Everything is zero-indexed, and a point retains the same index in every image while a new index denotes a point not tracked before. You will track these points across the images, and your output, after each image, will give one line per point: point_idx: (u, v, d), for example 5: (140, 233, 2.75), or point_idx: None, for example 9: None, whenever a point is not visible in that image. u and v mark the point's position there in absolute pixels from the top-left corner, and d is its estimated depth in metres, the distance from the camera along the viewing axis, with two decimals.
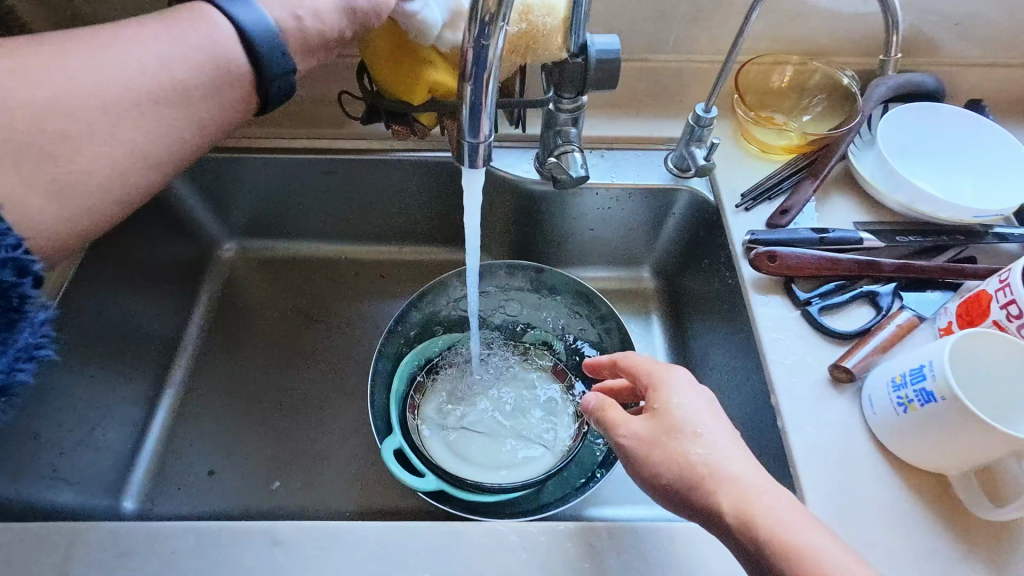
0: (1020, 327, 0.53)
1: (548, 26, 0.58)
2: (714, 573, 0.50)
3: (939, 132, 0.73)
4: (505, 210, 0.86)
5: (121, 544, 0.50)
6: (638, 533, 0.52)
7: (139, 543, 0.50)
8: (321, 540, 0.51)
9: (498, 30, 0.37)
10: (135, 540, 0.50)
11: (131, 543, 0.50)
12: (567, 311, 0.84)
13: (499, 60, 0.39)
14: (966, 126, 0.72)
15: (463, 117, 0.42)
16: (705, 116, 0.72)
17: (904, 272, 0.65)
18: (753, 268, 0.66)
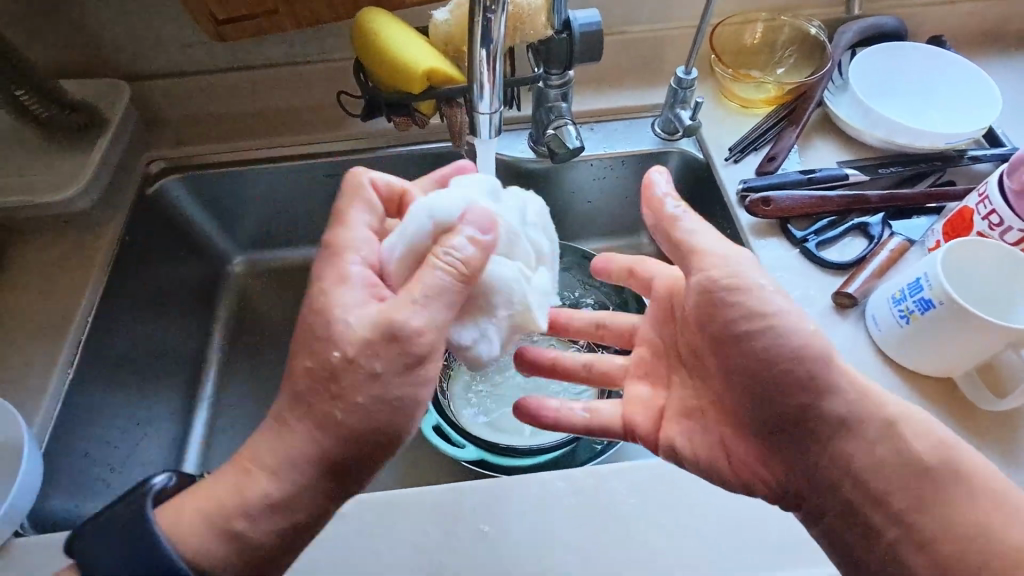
0: (1003, 233, 0.56)
1: (532, 7, 0.62)
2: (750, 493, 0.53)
3: (912, 78, 0.76)
4: (506, 192, 0.89)
5: None
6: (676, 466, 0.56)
7: None
8: (383, 511, 0.54)
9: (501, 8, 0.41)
10: None
11: None
12: (579, 281, 0.85)
13: (502, 36, 0.42)
14: (936, 71, 0.76)
15: (475, 92, 0.46)
16: (686, 78, 0.76)
17: (891, 201, 0.69)
18: (749, 214, 0.70)
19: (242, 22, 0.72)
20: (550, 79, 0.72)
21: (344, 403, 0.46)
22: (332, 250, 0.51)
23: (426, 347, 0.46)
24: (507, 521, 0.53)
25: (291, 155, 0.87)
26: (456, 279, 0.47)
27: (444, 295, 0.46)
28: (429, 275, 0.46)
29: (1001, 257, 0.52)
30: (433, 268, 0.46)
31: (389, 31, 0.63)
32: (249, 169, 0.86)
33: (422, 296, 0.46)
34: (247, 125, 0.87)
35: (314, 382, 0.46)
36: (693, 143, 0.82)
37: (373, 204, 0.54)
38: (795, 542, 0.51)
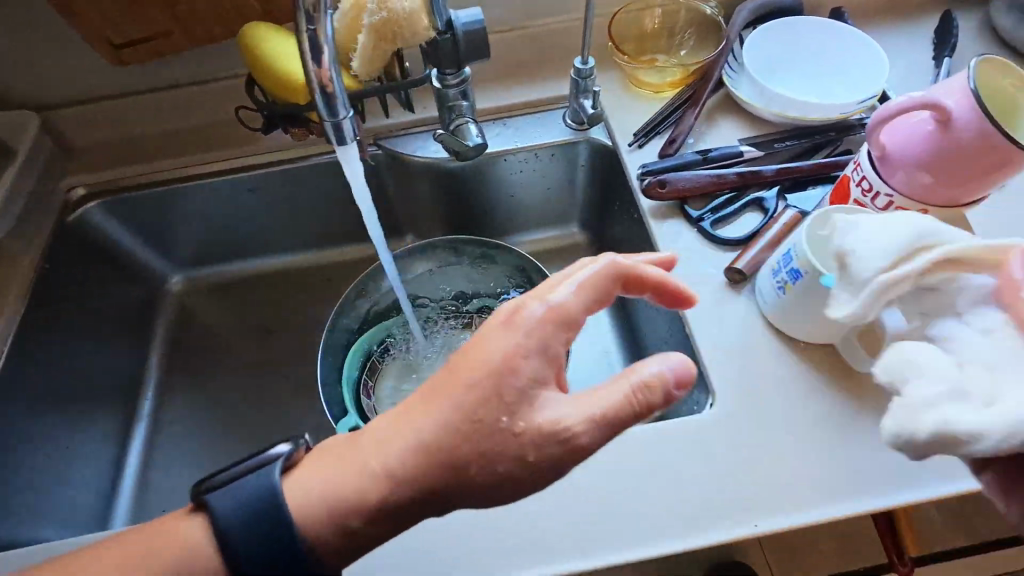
0: (875, 200, 0.57)
1: (407, 10, 0.62)
2: None
3: (808, 53, 0.78)
4: (433, 191, 0.92)
5: None
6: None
7: None
8: None
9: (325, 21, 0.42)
10: None
11: None
12: (503, 278, 0.85)
13: (331, 49, 0.43)
14: (833, 46, 0.77)
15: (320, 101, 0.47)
16: (584, 68, 0.77)
17: (784, 175, 0.70)
18: (648, 198, 0.71)
19: (138, 46, 0.73)
20: (445, 77, 0.73)
21: (485, 463, 0.43)
22: (507, 324, 0.45)
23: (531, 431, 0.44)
24: None
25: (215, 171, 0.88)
26: (610, 423, 0.44)
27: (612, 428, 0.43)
28: (620, 398, 0.43)
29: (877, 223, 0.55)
30: (627, 386, 0.44)
31: (273, 43, 0.64)
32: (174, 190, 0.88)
33: (600, 414, 0.43)
34: (166, 144, 0.88)
35: (492, 407, 0.43)
36: (603, 130, 0.84)
37: (612, 281, 0.48)
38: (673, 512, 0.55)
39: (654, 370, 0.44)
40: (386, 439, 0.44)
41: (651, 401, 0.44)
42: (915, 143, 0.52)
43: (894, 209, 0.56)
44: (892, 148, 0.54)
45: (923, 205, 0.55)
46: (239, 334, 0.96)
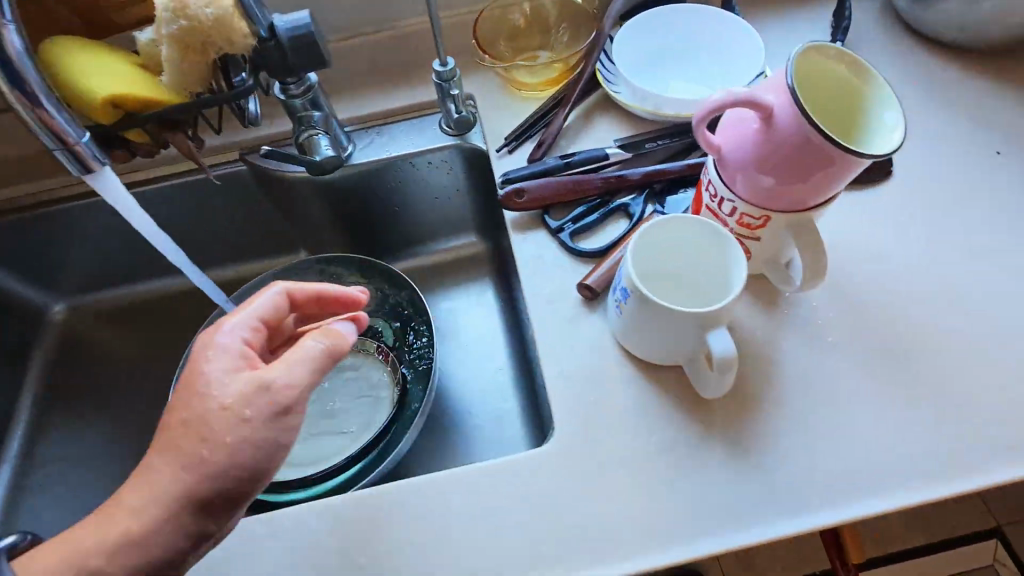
0: (726, 208, 0.52)
1: (211, 18, 0.56)
2: (454, 512, 0.51)
3: (692, 55, 0.74)
4: (316, 205, 0.86)
5: None
6: (388, 495, 0.52)
7: None
8: None
9: (11, 39, 0.45)
10: None
11: None
12: (381, 296, 0.80)
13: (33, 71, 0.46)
14: (717, 47, 0.74)
15: (59, 125, 0.49)
16: (444, 70, 0.71)
17: (652, 177, 0.65)
18: (506, 209, 0.66)
19: None
20: (287, 86, 0.68)
21: (212, 442, 0.43)
22: (193, 364, 0.46)
23: (275, 414, 0.45)
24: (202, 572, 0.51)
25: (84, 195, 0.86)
26: (302, 374, 0.47)
27: (303, 375, 0.46)
28: (303, 349, 0.48)
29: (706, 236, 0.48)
30: (306, 343, 0.48)
31: (76, 59, 0.59)
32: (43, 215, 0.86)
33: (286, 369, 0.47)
34: (30, 171, 0.86)
35: (218, 416, 0.44)
36: (480, 134, 0.78)
37: (280, 301, 0.52)
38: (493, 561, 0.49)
39: (324, 330, 0.50)
40: (136, 483, 0.43)
41: (329, 346, 0.49)
42: (747, 143, 0.46)
43: (739, 216, 0.51)
44: (727, 149, 0.48)
45: (767, 211, 0.49)
46: (122, 364, 0.93)
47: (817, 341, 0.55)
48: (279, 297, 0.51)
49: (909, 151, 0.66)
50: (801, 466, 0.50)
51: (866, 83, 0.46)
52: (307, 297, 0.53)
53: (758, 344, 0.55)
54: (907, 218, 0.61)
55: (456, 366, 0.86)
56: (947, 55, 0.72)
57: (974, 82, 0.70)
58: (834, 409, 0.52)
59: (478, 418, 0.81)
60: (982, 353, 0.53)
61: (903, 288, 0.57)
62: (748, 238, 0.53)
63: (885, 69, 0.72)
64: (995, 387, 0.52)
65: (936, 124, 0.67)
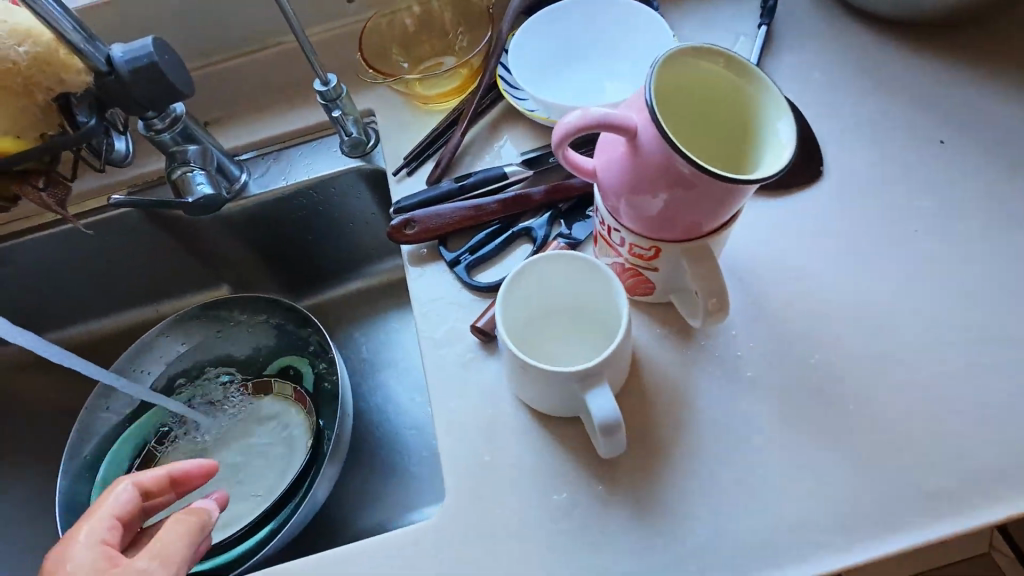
0: (616, 238, 0.45)
1: (23, 56, 0.51)
2: None
3: (622, 49, 0.66)
4: (222, 240, 0.80)
5: None
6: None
7: None
8: None
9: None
10: None
11: None
12: (289, 333, 0.73)
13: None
14: (653, 42, 0.65)
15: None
16: (327, 90, 0.64)
17: (555, 197, 0.58)
18: (396, 243, 0.59)
19: None
20: (150, 122, 0.61)
21: None
22: None
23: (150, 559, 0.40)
24: None
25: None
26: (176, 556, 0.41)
27: (175, 555, 0.41)
28: (162, 539, 0.41)
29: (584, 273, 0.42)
30: (165, 532, 0.42)
31: None
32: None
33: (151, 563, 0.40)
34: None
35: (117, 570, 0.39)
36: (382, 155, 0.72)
37: (134, 495, 0.44)
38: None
39: (181, 512, 0.43)
40: None
41: (193, 522, 0.43)
42: (618, 168, 0.40)
43: (629, 247, 0.44)
44: (601, 174, 0.41)
45: (654, 241, 0.43)
46: None
47: (731, 379, 0.49)
48: (128, 490, 0.44)
49: (841, 148, 0.59)
50: (711, 529, 0.44)
51: (756, 87, 0.39)
52: (161, 482, 0.45)
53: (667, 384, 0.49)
54: (836, 227, 0.55)
55: (383, 402, 0.80)
56: (886, 35, 0.65)
57: (917, 62, 0.63)
58: (750, 459, 0.46)
59: (404, 459, 0.75)
60: (915, 385, 0.47)
61: (831, 311, 0.51)
62: (645, 269, 0.46)
63: (818, 54, 0.65)
64: (931, 423, 0.46)
65: (872, 114, 0.60)
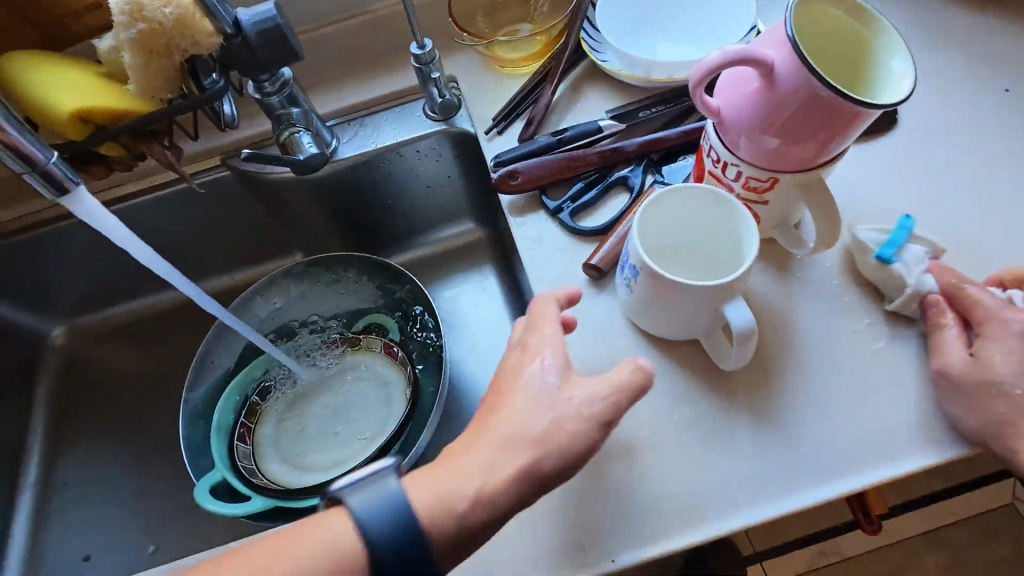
0: (729, 174, 0.50)
1: (169, 20, 0.53)
2: None
3: (680, 16, 0.70)
4: (306, 205, 0.84)
5: None
6: None
7: None
8: None
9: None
10: None
11: None
12: (380, 290, 0.77)
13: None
14: (684, 23, 0.70)
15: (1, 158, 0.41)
16: (422, 53, 0.68)
17: (649, 148, 0.63)
18: (500, 193, 0.63)
19: None
20: (262, 84, 0.65)
21: (556, 433, 0.43)
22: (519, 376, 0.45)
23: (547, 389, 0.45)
24: None
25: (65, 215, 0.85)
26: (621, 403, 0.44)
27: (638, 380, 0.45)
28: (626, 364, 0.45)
29: (707, 203, 0.48)
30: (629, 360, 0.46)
31: (30, 75, 0.57)
32: (32, 238, 0.84)
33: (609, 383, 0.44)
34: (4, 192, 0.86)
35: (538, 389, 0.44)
36: (466, 118, 0.76)
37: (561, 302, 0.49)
38: (522, 560, 0.47)
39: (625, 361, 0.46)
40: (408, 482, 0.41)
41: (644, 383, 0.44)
42: (747, 105, 0.44)
43: (745, 180, 0.49)
44: (727, 112, 0.45)
45: (773, 173, 0.47)
46: (130, 383, 0.94)
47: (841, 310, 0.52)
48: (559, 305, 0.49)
49: (912, 97, 0.63)
50: (820, 435, 0.49)
51: (872, 30, 0.44)
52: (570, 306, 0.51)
53: (776, 311, 0.53)
54: (914, 170, 0.59)
55: (464, 356, 0.83)
56: None
57: (976, 18, 0.67)
58: (851, 375, 0.51)
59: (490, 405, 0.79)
60: None
61: None
62: (755, 202, 0.50)
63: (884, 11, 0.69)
64: None
65: (939, 66, 0.64)
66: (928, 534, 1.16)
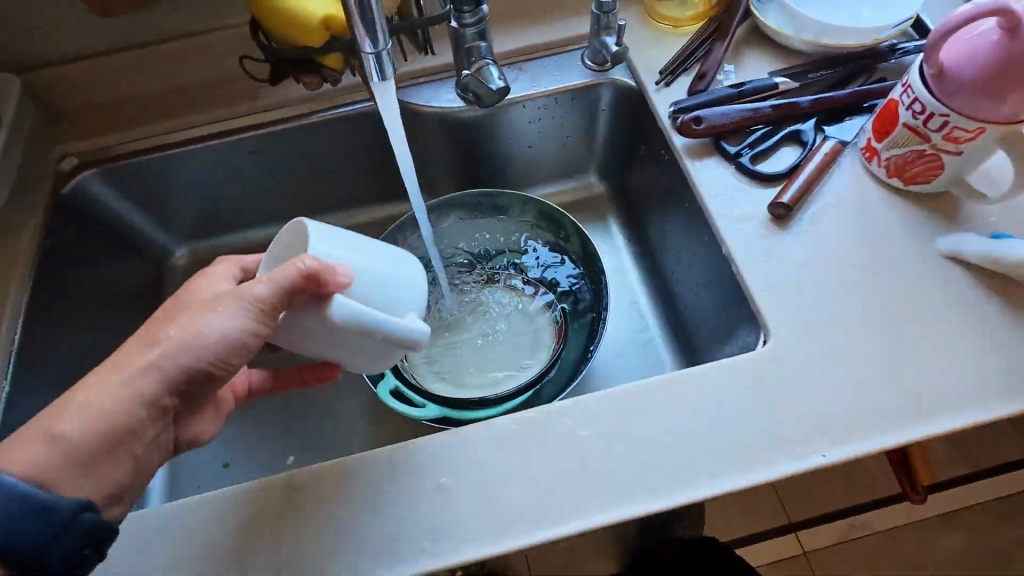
0: (927, 123, 0.56)
1: None
2: (199, 532, 0.51)
3: None
4: (451, 142, 0.87)
5: (133, 544, 0.51)
6: (177, 510, 0.52)
7: (156, 526, 0.52)
8: (247, 499, 0.52)
9: None
10: (151, 523, 0.52)
11: (142, 537, 0.51)
12: (530, 228, 0.85)
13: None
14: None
15: (357, 36, 0.43)
16: (606, 2, 0.73)
17: (821, 105, 0.68)
18: (681, 136, 0.68)
19: None
20: (462, 16, 0.68)
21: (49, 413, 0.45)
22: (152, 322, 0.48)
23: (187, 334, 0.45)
24: (204, 525, 0.51)
25: (173, 143, 0.81)
26: (273, 296, 0.45)
27: (276, 275, 0.45)
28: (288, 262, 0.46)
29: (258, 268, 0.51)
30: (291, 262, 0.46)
31: None
32: (175, 154, 0.81)
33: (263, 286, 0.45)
34: (103, 119, 0.81)
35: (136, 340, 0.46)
36: (625, 69, 0.80)
37: (236, 276, 0.56)
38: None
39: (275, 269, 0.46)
40: None
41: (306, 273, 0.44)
42: (980, 56, 0.50)
43: (950, 129, 0.55)
44: (951, 66, 0.52)
45: (982, 124, 0.53)
46: None
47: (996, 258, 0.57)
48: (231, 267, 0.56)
49: None
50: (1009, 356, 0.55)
51: None
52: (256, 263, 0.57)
53: (328, 319, 0.45)
54: None
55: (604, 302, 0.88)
56: None
57: None
58: None
59: (621, 349, 0.84)
60: None
61: None
62: (949, 152, 0.57)
63: None
64: None
65: None
66: (953, 515, 1.22)
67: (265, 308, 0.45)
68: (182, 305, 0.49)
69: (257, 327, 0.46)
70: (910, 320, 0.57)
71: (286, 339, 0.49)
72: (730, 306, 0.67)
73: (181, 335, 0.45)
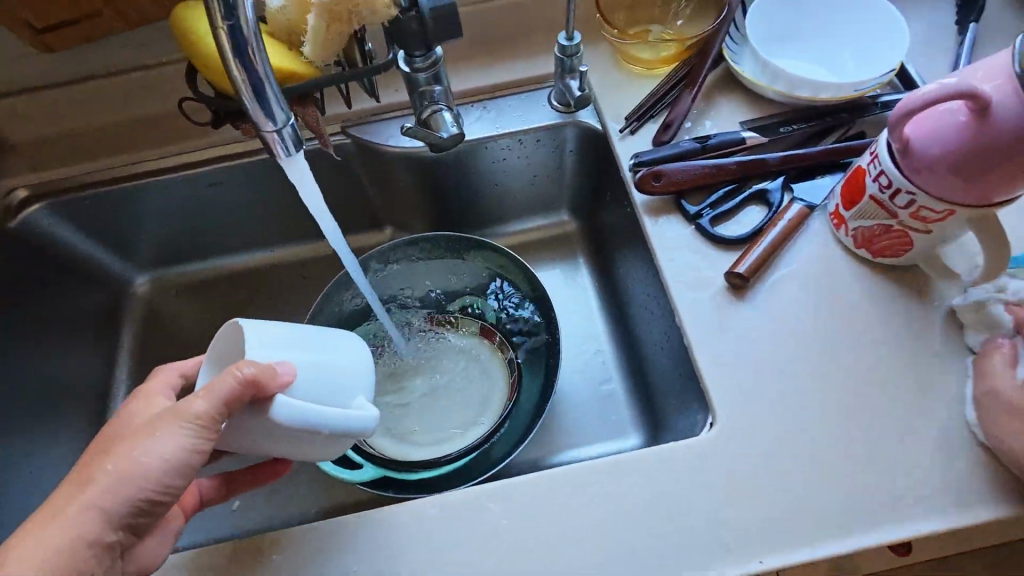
0: (893, 198, 0.52)
1: None
2: None
3: (827, 39, 0.71)
4: (414, 180, 0.84)
5: None
6: None
7: None
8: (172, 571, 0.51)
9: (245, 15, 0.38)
10: None
11: None
12: (486, 272, 0.81)
13: (258, 36, 0.40)
14: (832, 45, 0.71)
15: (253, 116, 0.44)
16: (569, 46, 0.69)
17: (790, 163, 0.64)
18: (640, 192, 0.65)
19: (64, 30, 0.71)
20: (413, 60, 0.63)
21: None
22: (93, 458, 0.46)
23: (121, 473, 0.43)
24: None
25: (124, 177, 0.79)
26: (211, 408, 0.43)
27: (213, 389, 0.43)
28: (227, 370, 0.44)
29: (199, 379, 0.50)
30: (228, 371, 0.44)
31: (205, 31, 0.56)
32: (129, 188, 0.80)
33: (202, 402, 0.43)
34: (57, 152, 0.80)
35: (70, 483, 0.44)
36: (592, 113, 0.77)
37: (176, 385, 0.56)
38: None
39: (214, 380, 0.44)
40: None
41: (245, 380, 0.42)
42: (946, 138, 0.46)
43: (916, 208, 0.51)
44: (916, 144, 0.48)
45: (950, 206, 0.49)
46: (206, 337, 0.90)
47: None
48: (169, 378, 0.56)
49: None
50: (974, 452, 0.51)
51: None
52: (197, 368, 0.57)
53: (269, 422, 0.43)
54: None
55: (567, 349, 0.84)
56: None
57: None
58: None
59: (582, 401, 0.80)
60: None
61: None
62: (917, 229, 0.53)
63: None
64: None
65: None
66: (944, 563, 1.16)
67: (207, 423, 0.44)
68: (124, 433, 0.48)
69: (201, 444, 0.44)
70: (867, 411, 0.53)
71: (238, 444, 0.47)
72: (686, 375, 0.64)
73: (120, 467, 0.43)
